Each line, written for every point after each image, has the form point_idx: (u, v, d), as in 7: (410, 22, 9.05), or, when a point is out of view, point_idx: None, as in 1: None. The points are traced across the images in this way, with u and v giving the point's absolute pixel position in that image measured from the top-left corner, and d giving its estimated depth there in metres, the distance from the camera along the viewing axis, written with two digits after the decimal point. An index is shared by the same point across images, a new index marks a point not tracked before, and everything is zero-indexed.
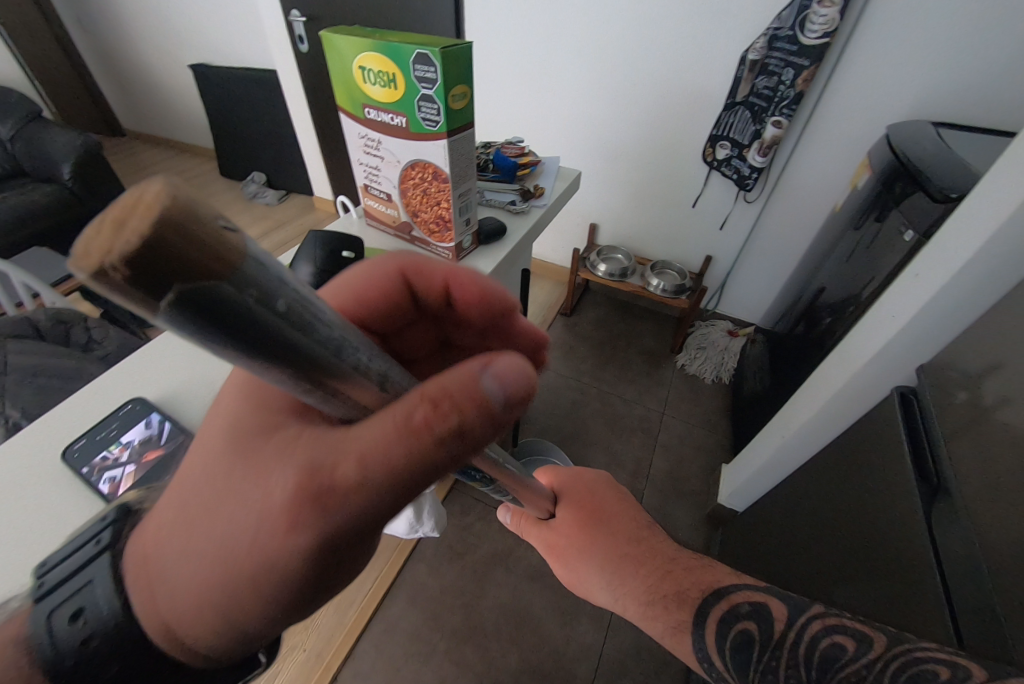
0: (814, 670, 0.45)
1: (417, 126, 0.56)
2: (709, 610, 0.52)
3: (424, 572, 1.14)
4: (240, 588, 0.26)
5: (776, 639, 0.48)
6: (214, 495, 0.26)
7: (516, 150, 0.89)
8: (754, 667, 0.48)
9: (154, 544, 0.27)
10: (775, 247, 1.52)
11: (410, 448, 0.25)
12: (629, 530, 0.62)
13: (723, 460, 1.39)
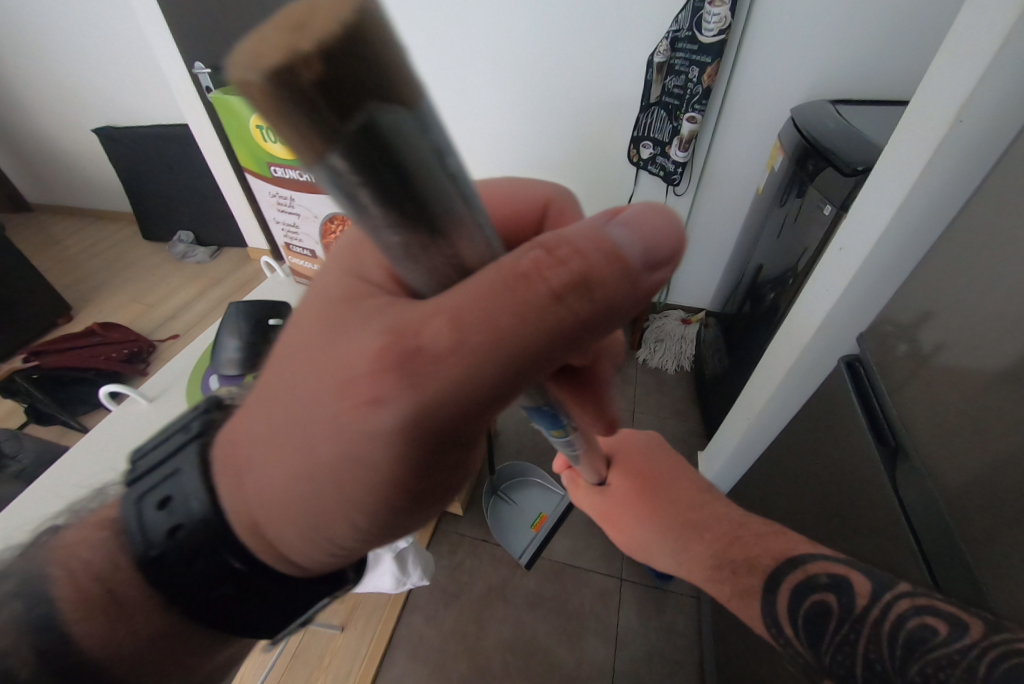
0: (896, 651, 0.42)
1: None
2: (781, 578, 0.53)
3: (421, 622, 1.09)
4: (364, 440, 0.28)
5: (857, 615, 0.46)
6: (332, 362, 0.28)
7: None
8: (830, 639, 0.48)
9: (278, 406, 0.30)
10: (711, 234, 1.58)
11: (521, 293, 0.27)
12: (689, 494, 0.65)
13: (699, 445, 1.42)
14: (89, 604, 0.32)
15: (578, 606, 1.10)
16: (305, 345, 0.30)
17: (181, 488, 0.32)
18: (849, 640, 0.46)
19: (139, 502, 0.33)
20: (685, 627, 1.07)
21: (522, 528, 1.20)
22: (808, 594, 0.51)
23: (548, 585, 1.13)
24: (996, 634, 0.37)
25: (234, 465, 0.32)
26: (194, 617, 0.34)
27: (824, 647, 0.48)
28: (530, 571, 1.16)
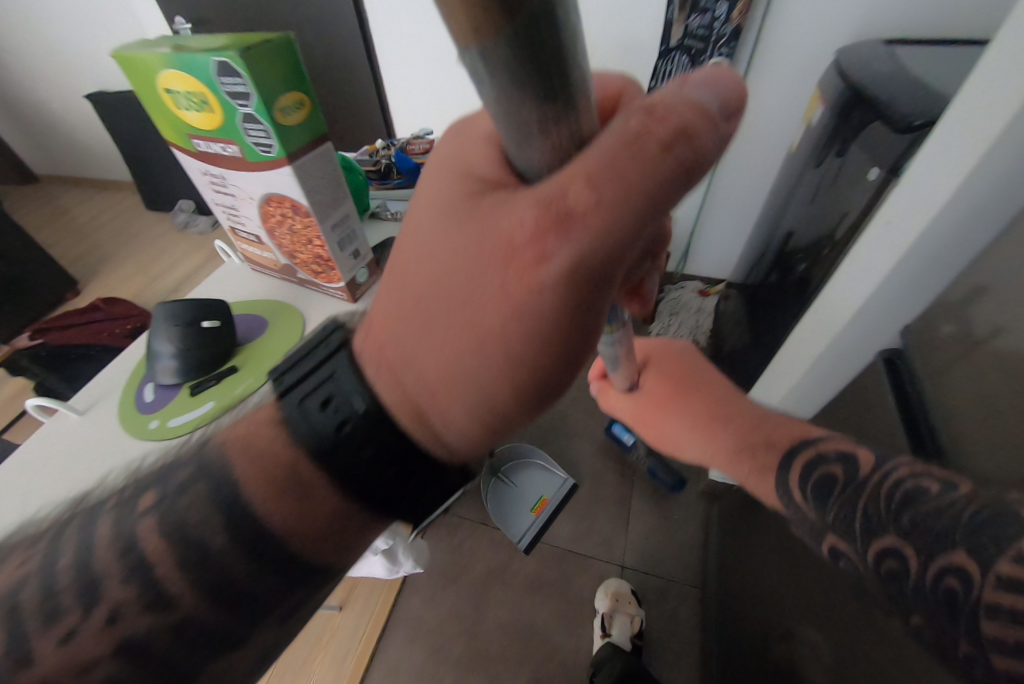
0: (892, 509, 0.36)
1: (251, 151, 0.47)
2: (795, 454, 0.47)
3: (419, 604, 1.09)
4: (525, 306, 0.31)
5: (863, 481, 0.39)
6: (468, 250, 0.32)
7: (422, 146, 0.76)
8: (833, 501, 0.41)
9: (429, 298, 0.34)
10: (735, 198, 1.44)
11: (646, 151, 0.26)
12: (723, 391, 0.59)
13: None
14: (278, 493, 0.36)
15: (578, 592, 1.08)
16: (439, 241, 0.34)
17: (340, 386, 0.37)
18: (853, 501, 0.39)
19: (299, 404, 0.37)
20: (688, 617, 1.04)
21: (523, 510, 1.17)
22: (817, 468, 0.44)
23: (548, 569, 1.11)
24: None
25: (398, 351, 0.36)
26: (363, 500, 0.38)
27: (829, 508, 0.41)
28: (530, 555, 1.13)
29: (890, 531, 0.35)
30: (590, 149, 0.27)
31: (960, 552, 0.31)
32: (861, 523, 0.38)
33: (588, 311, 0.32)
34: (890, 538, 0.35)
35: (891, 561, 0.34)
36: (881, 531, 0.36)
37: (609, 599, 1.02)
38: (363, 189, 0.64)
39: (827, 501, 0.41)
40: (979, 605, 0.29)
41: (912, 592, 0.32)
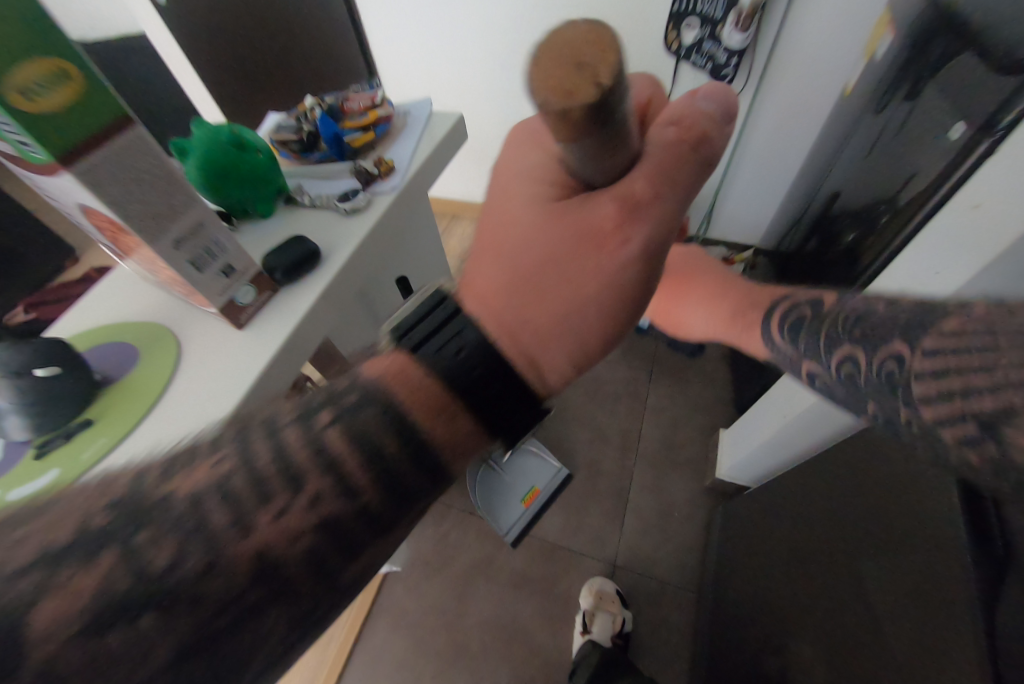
0: (847, 324, 0.37)
1: (18, 151, 0.28)
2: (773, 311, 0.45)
3: (403, 594, 1.06)
4: (612, 268, 0.35)
5: (828, 312, 0.40)
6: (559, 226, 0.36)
7: (363, 103, 0.57)
8: (801, 333, 0.41)
9: (525, 268, 0.36)
10: (771, 152, 1.22)
11: (680, 153, 0.35)
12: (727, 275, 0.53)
13: (724, 417, 1.21)
14: (426, 409, 0.34)
15: (565, 591, 1.03)
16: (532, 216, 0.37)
17: (470, 336, 0.34)
18: (818, 330, 0.40)
19: (427, 358, 0.34)
20: (679, 623, 0.98)
21: (512, 501, 1.10)
22: (789, 313, 0.44)
23: (535, 566, 1.06)
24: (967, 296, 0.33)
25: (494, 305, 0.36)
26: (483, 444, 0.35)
27: (800, 343, 0.41)
28: (517, 549, 1.08)
29: (845, 339, 0.37)
30: (640, 160, 0.34)
31: (899, 340, 0.33)
32: (823, 344, 0.39)
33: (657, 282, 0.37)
34: (847, 345, 0.36)
35: (848, 365, 0.36)
36: (837, 342, 0.37)
37: (592, 596, 0.98)
38: (273, 168, 0.48)
39: (797, 335, 0.41)
40: (913, 374, 0.32)
41: (865, 386, 0.35)
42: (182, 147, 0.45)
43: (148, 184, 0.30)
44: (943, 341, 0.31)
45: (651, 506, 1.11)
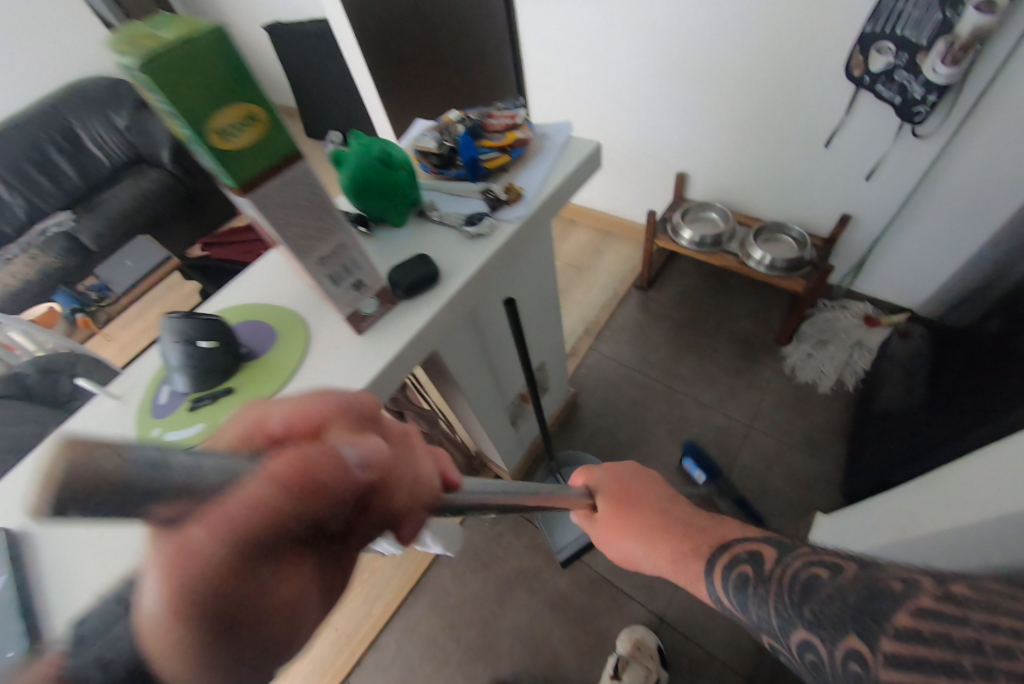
0: (793, 598, 0.37)
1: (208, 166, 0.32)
2: (711, 559, 0.46)
3: (447, 578, 1.11)
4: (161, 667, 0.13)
5: (767, 574, 0.41)
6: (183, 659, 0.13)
7: (504, 122, 0.58)
8: (752, 603, 0.41)
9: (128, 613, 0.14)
10: (959, 210, 1.01)
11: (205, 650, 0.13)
12: (667, 504, 0.57)
13: (823, 499, 1.07)
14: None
15: (603, 627, 1.00)
16: (654, 498, 0.58)
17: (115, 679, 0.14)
18: (765, 593, 0.40)
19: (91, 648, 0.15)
20: None
21: (570, 522, 1.08)
22: (732, 568, 0.45)
23: (577, 594, 1.04)
24: (863, 565, 0.36)
25: (618, 555, 0.58)
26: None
27: (750, 608, 0.41)
28: (564, 570, 1.07)
29: (798, 622, 0.36)
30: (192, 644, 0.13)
31: (855, 639, 0.32)
32: (777, 620, 0.38)
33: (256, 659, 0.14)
34: (801, 630, 0.35)
35: (809, 653, 0.34)
36: (793, 626, 0.36)
37: (630, 645, 0.93)
38: (411, 185, 0.51)
39: (744, 597, 0.42)
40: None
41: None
42: (338, 158, 0.49)
43: (302, 204, 0.33)
44: (895, 645, 0.30)
45: None
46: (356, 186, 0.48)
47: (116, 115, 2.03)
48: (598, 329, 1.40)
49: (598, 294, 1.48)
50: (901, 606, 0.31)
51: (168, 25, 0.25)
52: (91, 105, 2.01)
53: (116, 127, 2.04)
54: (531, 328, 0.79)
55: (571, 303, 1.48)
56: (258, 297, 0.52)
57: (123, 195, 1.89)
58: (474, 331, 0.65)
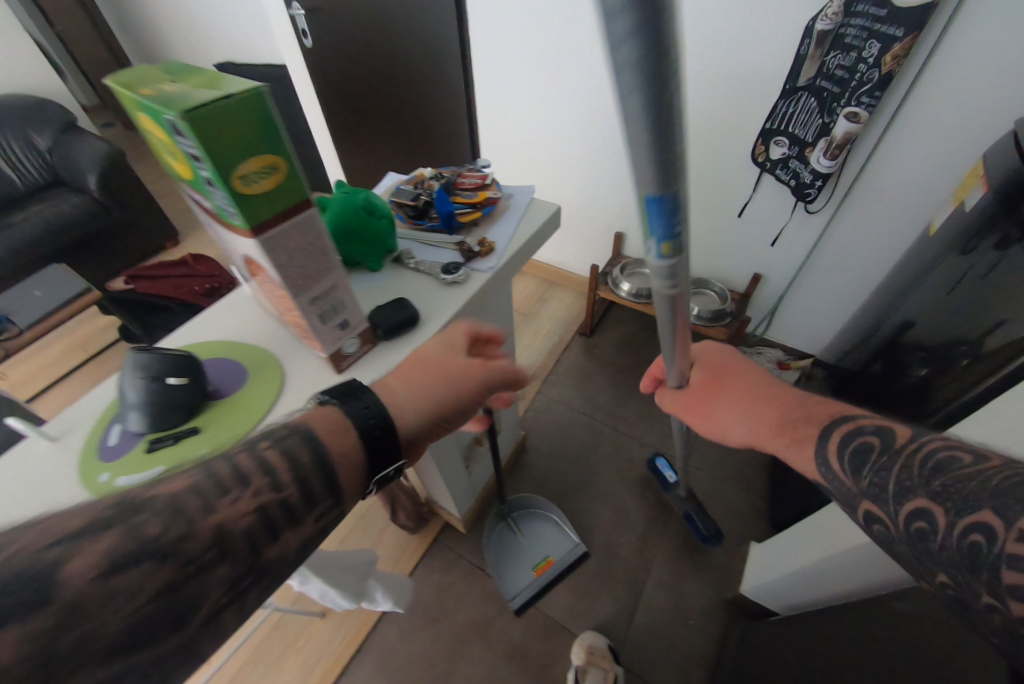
0: (924, 472, 0.40)
1: (215, 208, 0.34)
2: (833, 428, 0.48)
3: (396, 637, 1.04)
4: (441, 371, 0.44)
5: (899, 448, 0.43)
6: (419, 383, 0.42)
7: (474, 182, 0.64)
8: (868, 468, 0.43)
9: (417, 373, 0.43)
10: (840, 274, 1.22)
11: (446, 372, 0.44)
12: (762, 378, 0.59)
13: (755, 530, 1.15)
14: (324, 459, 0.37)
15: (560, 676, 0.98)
16: (755, 381, 0.58)
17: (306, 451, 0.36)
18: (889, 467, 0.42)
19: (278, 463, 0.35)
20: None
21: (523, 567, 1.08)
22: (850, 439, 0.47)
23: (532, 642, 1.02)
24: (1014, 461, 0.37)
25: (704, 422, 0.61)
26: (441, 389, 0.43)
27: (864, 474, 0.43)
28: (519, 618, 1.05)
29: (922, 491, 0.39)
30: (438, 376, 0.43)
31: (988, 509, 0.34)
32: (900, 483, 0.41)
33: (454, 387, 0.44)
34: (922, 499, 0.39)
35: (920, 521, 0.38)
36: (913, 493, 0.39)
37: (583, 652, 0.95)
38: (390, 233, 0.54)
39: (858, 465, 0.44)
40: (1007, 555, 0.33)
41: (945, 543, 0.36)
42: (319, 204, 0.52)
43: (306, 246, 0.36)
44: None
45: (664, 608, 1.05)
46: (340, 232, 0.51)
47: (37, 137, 1.90)
48: (545, 372, 1.47)
49: (545, 340, 1.56)
50: None
51: (240, 86, 0.30)
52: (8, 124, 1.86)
53: (36, 149, 1.90)
54: None
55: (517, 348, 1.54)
56: (225, 334, 0.51)
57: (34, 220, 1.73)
58: None
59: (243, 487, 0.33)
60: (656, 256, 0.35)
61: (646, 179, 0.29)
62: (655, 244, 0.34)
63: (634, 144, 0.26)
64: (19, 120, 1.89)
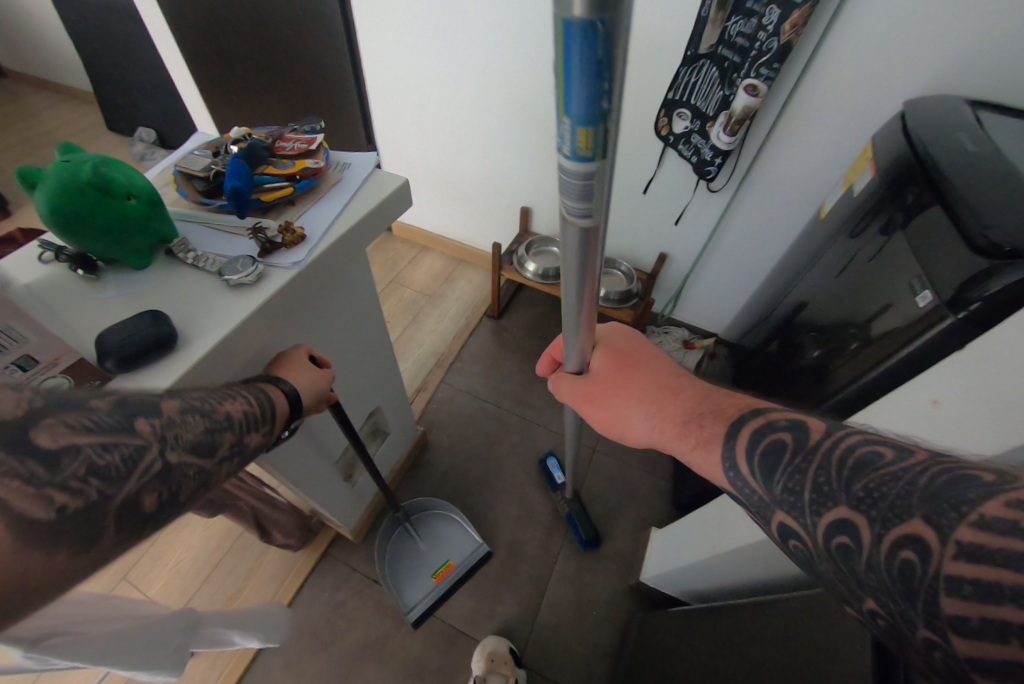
0: (843, 474, 0.31)
1: None
2: (742, 422, 0.39)
3: (277, 667, 0.93)
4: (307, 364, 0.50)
5: (812, 445, 0.34)
6: (297, 372, 0.48)
7: (295, 147, 0.50)
8: (781, 471, 0.34)
9: (289, 366, 0.48)
10: (740, 255, 1.21)
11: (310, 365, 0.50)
12: (669, 366, 0.50)
13: (659, 513, 1.15)
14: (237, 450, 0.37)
15: None
16: (663, 370, 0.49)
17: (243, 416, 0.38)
18: (802, 468, 0.33)
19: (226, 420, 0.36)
20: None
21: (420, 576, 1.00)
22: (758, 436, 0.37)
23: (431, 655, 0.96)
24: (940, 454, 0.29)
25: (604, 415, 0.50)
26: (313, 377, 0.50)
27: (775, 483, 0.34)
28: (416, 630, 0.98)
29: (843, 498, 0.30)
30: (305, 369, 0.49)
31: (924, 524, 0.27)
32: (822, 487, 0.31)
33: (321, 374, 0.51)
34: (845, 507, 0.30)
35: (842, 536, 0.29)
36: (834, 500, 0.31)
37: (483, 659, 0.90)
38: (153, 217, 0.40)
39: (768, 465, 0.35)
40: (943, 581, 0.25)
41: (868, 569, 0.28)
42: (31, 176, 0.37)
43: None
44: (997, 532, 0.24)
45: (568, 602, 1.03)
46: (61, 220, 0.36)
47: None
48: (451, 360, 1.37)
49: (451, 324, 1.45)
50: (988, 489, 0.26)
51: None
52: None
53: None
54: (349, 368, 0.71)
55: (420, 334, 1.42)
56: None
57: None
58: None
59: (227, 398, 0.37)
60: (570, 152, 0.26)
61: (578, 2, 0.20)
62: (570, 129, 0.25)
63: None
64: None
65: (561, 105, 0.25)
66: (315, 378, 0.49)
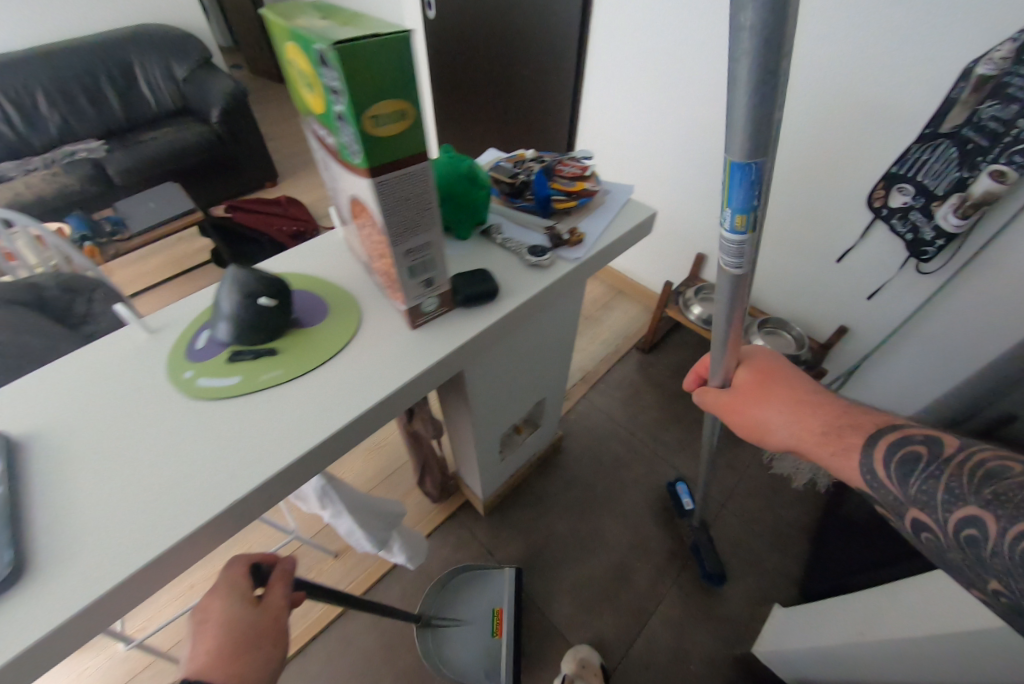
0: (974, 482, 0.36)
1: (341, 149, 0.35)
2: (878, 434, 0.43)
3: (397, 595, 1.07)
4: (239, 621, 0.43)
5: (945, 457, 0.39)
6: (224, 650, 0.42)
7: (574, 171, 0.62)
8: (915, 478, 0.39)
9: (214, 649, 0.42)
10: (939, 346, 1.10)
11: (245, 614, 0.44)
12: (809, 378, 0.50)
13: (780, 593, 1.07)
14: None
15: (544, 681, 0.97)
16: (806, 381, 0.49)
17: None
18: (937, 476, 0.38)
19: None
20: None
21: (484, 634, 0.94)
22: (896, 446, 0.41)
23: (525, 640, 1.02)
24: None
25: (743, 423, 0.51)
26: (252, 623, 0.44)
27: (911, 485, 0.39)
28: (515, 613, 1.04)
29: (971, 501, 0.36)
30: (230, 629, 0.43)
31: None
32: (954, 490, 0.37)
33: (269, 611, 0.45)
34: (973, 508, 0.36)
35: (971, 529, 0.35)
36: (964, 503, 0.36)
37: (574, 663, 0.93)
38: (485, 204, 0.55)
39: (898, 471, 0.40)
40: None
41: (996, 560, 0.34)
42: None
43: (411, 201, 0.36)
44: None
45: (665, 644, 1.01)
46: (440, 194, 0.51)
47: (177, 66, 2.09)
48: (594, 379, 1.45)
49: (601, 347, 1.53)
50: None
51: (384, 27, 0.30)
52: (155, 51, 2.06)
53: (174, 76, 2.09)
54: (544, 356, 0.83)
55: None
56: (321, 273, 0.54)
57: (160, 140, 1.91)
58: (491, 356, 0.68)
59: None
60: (728, 228, 0.35)
61: (740, 148, 0.30)
62: (729, 215, 0.34)
63: (736, 112, 0.29)
64: (166, 49, 2.08)
65: (723, 200, 0.34)
66: (250, 644, 0.43)
